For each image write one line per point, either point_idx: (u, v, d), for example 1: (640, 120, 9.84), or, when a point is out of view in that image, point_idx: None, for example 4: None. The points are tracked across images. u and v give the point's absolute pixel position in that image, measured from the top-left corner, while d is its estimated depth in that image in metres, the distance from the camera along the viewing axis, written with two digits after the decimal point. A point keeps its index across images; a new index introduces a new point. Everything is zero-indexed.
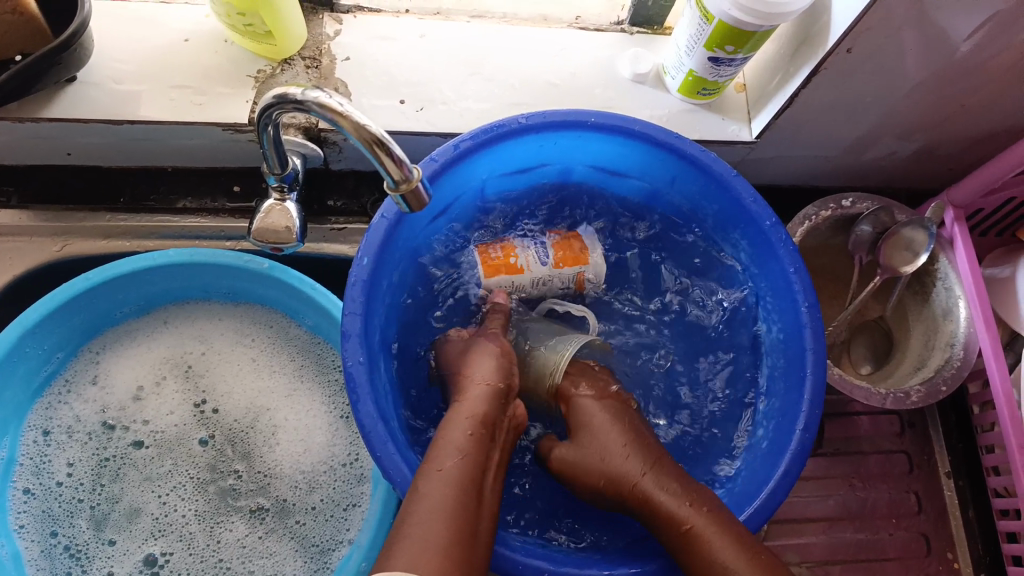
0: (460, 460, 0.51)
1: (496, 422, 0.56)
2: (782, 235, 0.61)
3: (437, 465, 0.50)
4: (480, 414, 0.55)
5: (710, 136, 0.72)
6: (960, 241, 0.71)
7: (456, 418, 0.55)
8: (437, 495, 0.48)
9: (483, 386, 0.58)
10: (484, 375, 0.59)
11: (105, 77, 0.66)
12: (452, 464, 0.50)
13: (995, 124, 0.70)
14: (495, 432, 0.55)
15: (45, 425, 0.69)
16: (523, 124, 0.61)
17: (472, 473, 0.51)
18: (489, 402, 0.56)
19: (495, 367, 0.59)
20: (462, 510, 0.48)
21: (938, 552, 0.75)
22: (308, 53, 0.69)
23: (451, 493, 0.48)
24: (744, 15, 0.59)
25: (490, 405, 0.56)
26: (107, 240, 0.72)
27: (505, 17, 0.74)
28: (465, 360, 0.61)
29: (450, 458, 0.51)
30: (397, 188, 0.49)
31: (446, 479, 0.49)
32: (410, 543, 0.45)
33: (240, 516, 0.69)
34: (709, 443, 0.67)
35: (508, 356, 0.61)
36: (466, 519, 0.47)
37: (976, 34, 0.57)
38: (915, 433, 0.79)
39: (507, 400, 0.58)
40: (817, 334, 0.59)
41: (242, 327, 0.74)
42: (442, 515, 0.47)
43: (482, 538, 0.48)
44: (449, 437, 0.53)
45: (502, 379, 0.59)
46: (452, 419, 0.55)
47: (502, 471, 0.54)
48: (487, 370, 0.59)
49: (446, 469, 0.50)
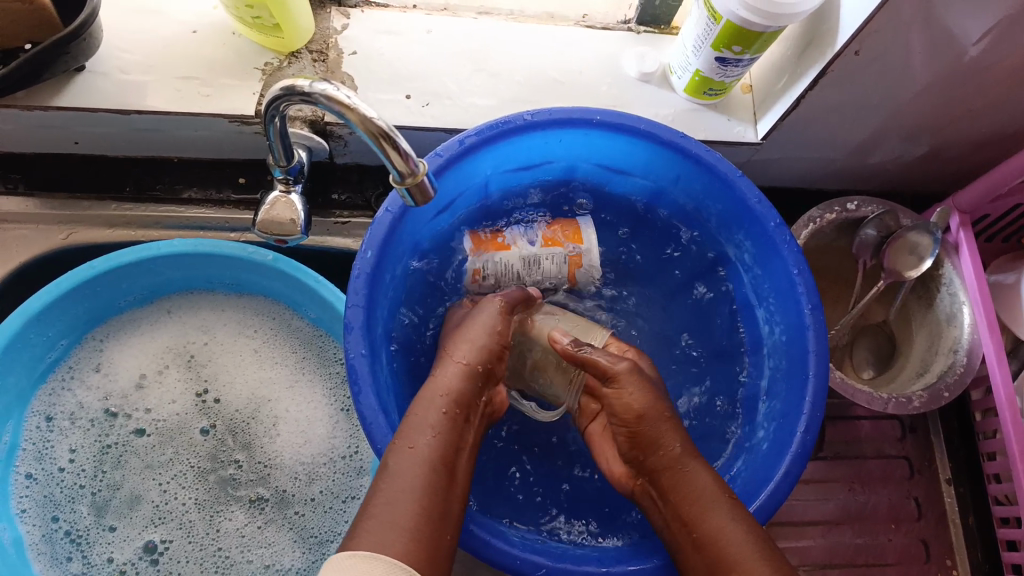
0: (432, 439, 0.51)
1: (470, 404, 0.56)
2: (786, 236, 0.61)
3: (408, 442, 0.50)
4: (455, 392, 0.55)
5: (715, 137, 0.72)
6: (965, 246, 0.70)
7: (429, 395, 0.55)
8: (408, 475, 0.48)
9: (459, 366, 0.57)
10: (465, 354, 0.58)
11: (112, 67, 0.66)
12: (424, 442, 0.50)
13: (1003, 128, 0.70)
14: (469, 413, 0.55)
15: (48, 411, 0.70)
16: (528, 121, 0.61)
17: (443, 451, 0.51)
18: (464, 381, 0.57)
19: (475, 350, 0.59)
20: (432, 490, 0.48)
21: (937, 558, 0.75)
22: (315, 47, 0.69)
23: (422, 472, 0.48)
24: (752, 15, 0.59)
25: (466, 385, 0.56)
26: (113, 229, 0.73)
27: (512, 14, 0.74)
28: (449, 341, 0.61)
29: (422, 436, 0.51)
30: (402, 182, 0.49)
31: (417, 458, 0.49)
32: (378, 523, 0.45)
33: (240, 505, 0.70)
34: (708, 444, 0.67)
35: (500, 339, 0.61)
36: (435, 502, 0.47)
37: (985, 37, 0.57)
38: (916, 439, 0.78)
39: (483, 383, 0.58)
40: (820, 336, 0.59)
41: (245, 318, 0.74)
42: (412, 495, 0.47)
43: (451, 519, 0.48)
44: (423, 415, 0.53)
45: (482, 362, 0.59)
46: (427, 397, 0.54)
47: (474, 452, 0.54)
48: (470, 346, 0.59)
49: (418, 448, 0.50)
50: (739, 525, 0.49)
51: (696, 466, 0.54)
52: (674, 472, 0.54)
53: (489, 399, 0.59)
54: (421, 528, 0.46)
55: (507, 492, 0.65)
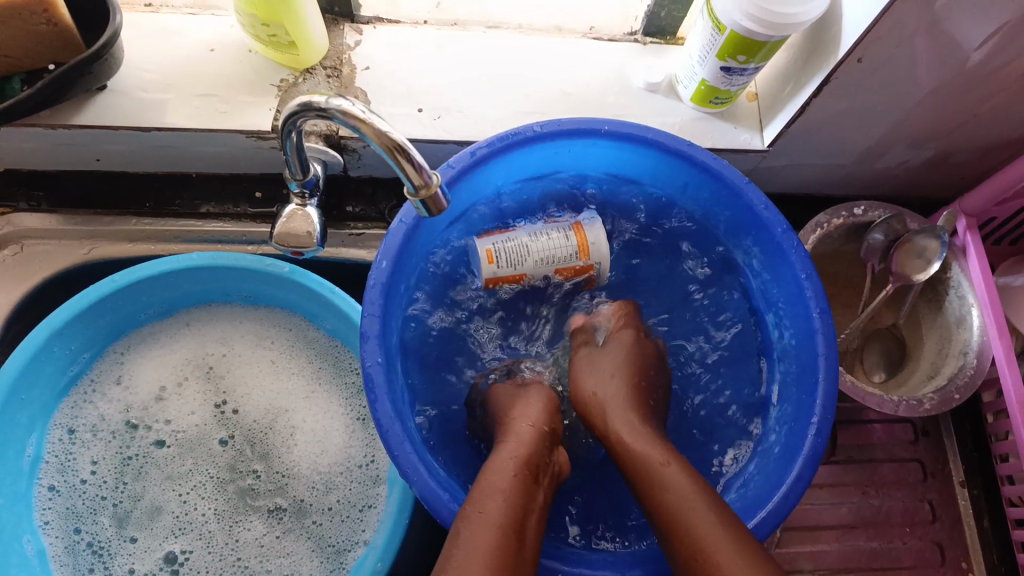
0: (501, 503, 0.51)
1: (537, 465, 0.56)
2: (794, 241, 0.62)
3: (478, 508, 0.51)
4: (523, 455, 0.56)
5: (722, 145, 0.73)
6: (972, 248, 0.71)
7: (500, 462, 0.55)
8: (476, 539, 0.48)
9: (530, 428, 0.59)
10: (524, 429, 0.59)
11: (133, 86, 0.68)
12: (493, 507, 0.51)
13: (1007, 132, 0.70)
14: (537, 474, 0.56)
15: (70, 424, 0.71)
16: (537, 132, 0.62)
17: (515, 517, 0.51)
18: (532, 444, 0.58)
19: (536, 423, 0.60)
20: (502, 552, 0.48)
21: (953, 560, 0.75)
22: (328, 63, 0.71)
23: (492, 536, 0.48)
24: (755, 25, 0.60)
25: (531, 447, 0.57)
26: (133, 243, 0.75)
27: (521, 28, 0.76)
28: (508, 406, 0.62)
29: (492, 501, 0.51)
30: (416, 194, 0.50)
31: (488, 524, 0.49)
32: None
33: (259, 515, 0.71)
34: (721, 448, 0.68)
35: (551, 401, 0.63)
36: (511, 547, 0.49)
37: (987, 42, 0.58)
38: (929, 442, 0.79)
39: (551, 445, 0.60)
40: (829, 340, 0.60)
41: (262, 329, 0.76)
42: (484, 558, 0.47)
43: None
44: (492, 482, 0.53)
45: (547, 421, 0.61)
46: (493, 465, 0.55)
47: (545, 513, 0.54)
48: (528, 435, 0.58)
49: (488, 511, 0.50)
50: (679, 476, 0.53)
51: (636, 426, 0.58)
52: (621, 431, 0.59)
53: (556, 461, 0.60)
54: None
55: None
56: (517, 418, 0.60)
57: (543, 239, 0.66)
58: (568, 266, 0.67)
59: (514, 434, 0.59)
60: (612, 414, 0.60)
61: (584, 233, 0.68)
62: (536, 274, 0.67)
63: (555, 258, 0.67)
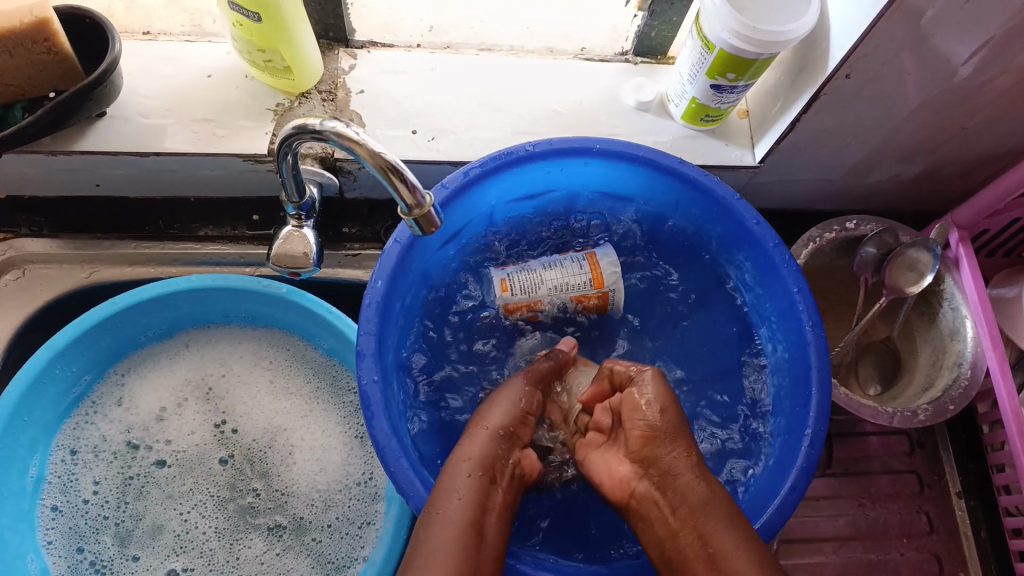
0: (460, 503, 0.52)
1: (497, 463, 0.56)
2: (785, 256, 0.62)
3: (437, 508, 0.52)
4: (478, 456, 0.56)
5: (714, 161, 0.74)
6: (965, 261, 0.71)
7: (458, 459, 0.56)
8: (439, 541, 0.50)
9: (486, 431, 0.58)
10: (495, 423, 0.59)
11: (131, 112, 0.69)
12: (451, 508, 0.52)
13: (996, 145, 0.71)
14: (495, 474, 0.56)
15: (72, 445, 0.72)
16: (530, 152, 0.63)
17: (473, 515, 0.52)
18: (488, 446, 0.57)
19: (504, 417, 0.59)
20: (464, 551, 0.50)
21: (951, 572, 0.75)
22: (323, 87, 0.72)
23: (453, 536, 0.50)
24: (744, 44, 0.61)
25: (489, 449, 0.57)
26: (133, 266, 0.77)
27: (513, 49, 0.77)
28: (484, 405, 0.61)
29: (450, 502, 0.52)
30: (410, 213, 0.51)
31: (449, 524, 0.51)
32: None
33: (259, 533, 0.71)
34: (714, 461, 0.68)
35: (529, 401, 0.62)
36: (472, 546, 0.50)
37: (974, 57, 0.59)
38: (925, 454, 0.79)
39: (511, 444, 0.59)
40: (821, 352, 0.60)
41: (261, 349, 0.76)
42: (445, 560, 0.48)
43: None
44: (451, 482, 0.54)
45: (510, 425, 0.59)
46: (452, 464, 0.56)
47: (507, 511, 0.55)
48: (492, 427, 0.59)
49: (448, 513, 0.51)
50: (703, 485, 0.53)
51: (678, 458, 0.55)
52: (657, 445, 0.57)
53: (517, 463, 0.58)
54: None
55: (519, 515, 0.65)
56: (476, 420, 0.60)
57: (556, 268, 0.69)
58: (580, 293, 0.69)
59: (472, 437, 0.58)
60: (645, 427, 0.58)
61: (598, 263, 0.69)
62: (550, 301, 0.69)
63: (570, 286, 0.68)
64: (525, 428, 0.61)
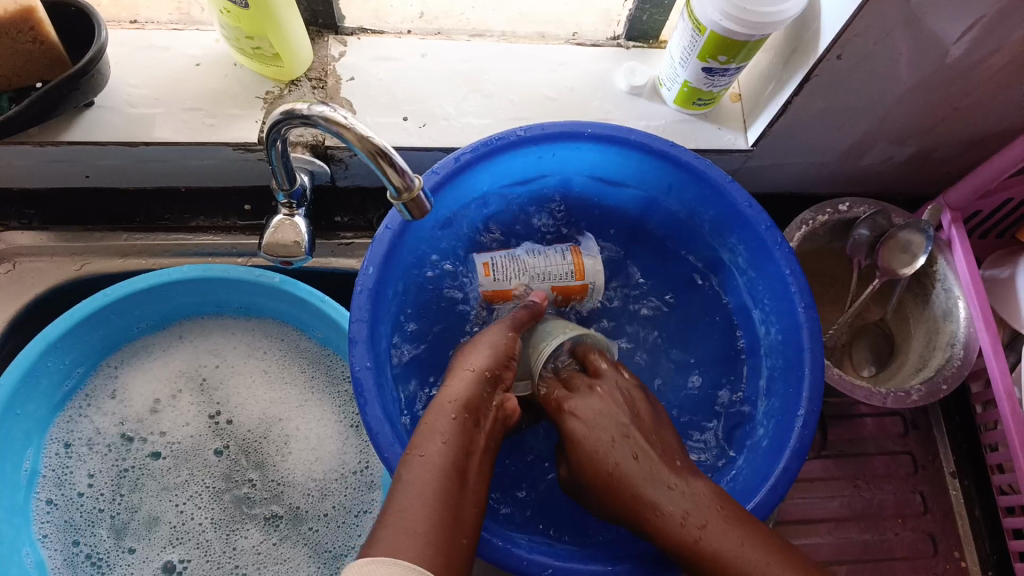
0: (442, 446, 0.50)
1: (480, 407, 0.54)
2: (778, 238, 0.62)
3: (419, 451, 0.49)
4: (462, 399, 0.54)
5: (707, 145, 0.74)
6: (958, 242, 0.71)
7: (439, 404, 0.53)
8: (418, 482, 0.47)
9: (469, 371, 0.56)
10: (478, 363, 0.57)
11: (119, 102, 0.69)
12: (433, 450, 0.49)
13: (988, 125, 0.71)
14: (479, 418, 0.53)
15: (66, 438, 0.72)
16: (521, 137, 0.63)
17: (456, 459, 0.49)
18: (472, 388, 0.55)
19: (487, 357, 0.58)
20: (445, 496, 0.46)
21: (945, 551, 0.75)
22: (313, 74, 0.72)
23: (434, 479, 0.47)
24: (735, 26, 0.61)
25: (473, 392, 0.55)
26: (124, 258, 0.76)
27: (504, 35, 0.76)
28: (461, 352, 0.60)
29: (433, 444, 0.50)
30: (399, 197, 0.51)
31: (431, 467, 0.48)
32: (390, 531, 0.44)
33: (255, 523, 0.71)
34: (709, 443, 0.68)
35: (508, 348, 0.60)
36: (457, 490, 0.47)
37: (966, 35, 0.59)
38: (919, 434, 0.79)
39: (494, 387, 0.57)
40: (815, 334, 0.60)
41: (254, 339, 0.76)
42: (426, 501, 0.46)
43: (464, 525, 0.46)
44: (432, 423, 0.52)
45: (494, 367, 0.57)
46: (434, 407, 0.53)
47: (490, 454, 0.53)
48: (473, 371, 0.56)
49: (429, 455, 0.49)
50: (686, 508, 0.50)
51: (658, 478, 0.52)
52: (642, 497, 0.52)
53: (500, 405, 0.56)
54: (435, 533, 0.44)
55: (515, 500, 0.65)
56: (458, 364, 0.58)
57: (541, 257, 0.69)
58: (563, 285, 0.69)
59: (457, 379, 0.56)
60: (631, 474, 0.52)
61: (580, 255, 0.70)
62: (525, 287, 0.68)
63: (551, 275, 0.69)
64: (508, 372, 0.59)
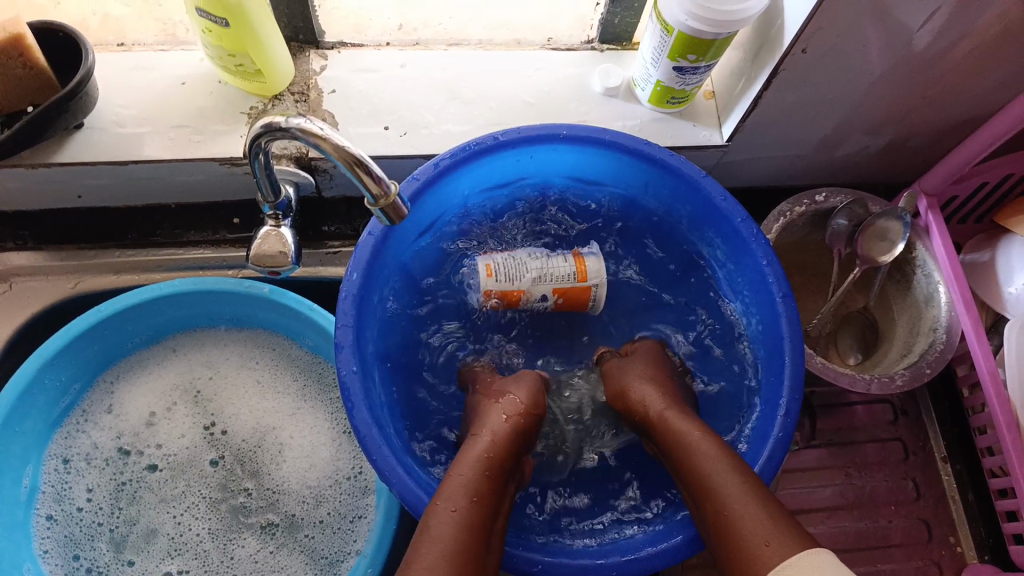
0: (473, 502, 0.51)
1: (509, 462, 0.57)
2: (753, 230, 0.63)
3: (449, 506, 0.51)
4: (493, 453, 0.56)
5: (683, 143, 0.75)
6: (935, 227, 0.72)
7: (468, 458, 0.56)
8: (444, 539, 0.49)
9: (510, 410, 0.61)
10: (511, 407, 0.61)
11: (108, 122, 0.70)
12: (465, 506, 0.51)
13: (961, 111, 0.72)
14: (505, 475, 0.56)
15: (65, 454, 0.73)
16: (498, 141, 0.64)
17: (483, 516, 0.51)
18: (506, 440, 0.58)
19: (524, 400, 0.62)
20: (473, 550, 0.49)
21: (940, 537, 0.75)
22: (296, 89, 0.74)
23: (460, 536, 0.49)
24: (701, 25, 0.62)
25: (505, 446, 0.57)
26: (118, 275, 0.78)
27: (481, 44, 0.78)
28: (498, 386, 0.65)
29: (463, 500, 0.51)
30: (376, 203, 0.53)
31: (458, 521, 0.50)
32: None
33: (252, 532, 0.72)
34: None
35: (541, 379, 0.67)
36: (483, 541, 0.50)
37: (929, 22, 0.60)
38: (908, 421, 0.80)
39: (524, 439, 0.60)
40: (793, 323, 0.61)
41: (247, 351, 0.77)
42: (451, 558, 0.47)
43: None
44: (461, 477, 0.53)
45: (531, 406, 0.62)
46: (461, 460, 0.56)
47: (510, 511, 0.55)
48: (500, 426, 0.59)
49: (459, 511, 0.51)
50: (694, 425, 0.57)
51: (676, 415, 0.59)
52: (666, 429, 0.58)
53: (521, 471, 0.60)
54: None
55: None
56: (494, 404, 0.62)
57: (541, 259, 0.70)
58: (565, 287, 0.69)
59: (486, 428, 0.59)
60: (656, 411, 0.60)
61: (583, 258, 0.70)
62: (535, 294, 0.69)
63: (552, 276, 0.69)
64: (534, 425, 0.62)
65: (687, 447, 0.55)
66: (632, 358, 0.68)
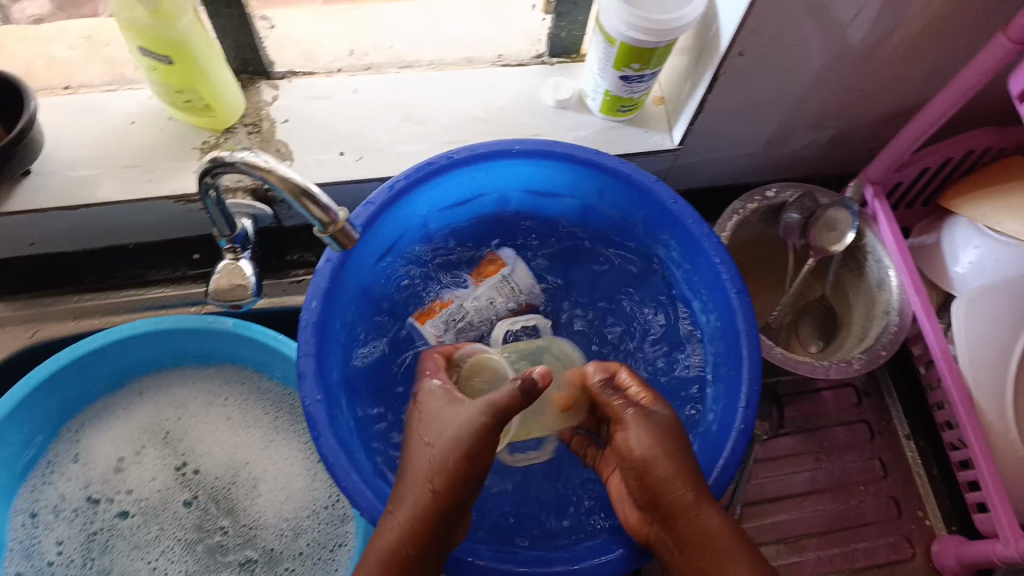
0: None
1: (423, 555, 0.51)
2: (705, 230, 0.65)
3: None
4: (394, 550, 0.50)
5: (635, 149, 0.76)
6: (881, 215, 0.75)
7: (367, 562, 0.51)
8: None
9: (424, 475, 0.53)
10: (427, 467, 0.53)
11: (58, 166, 0.70)
12: None
13: (899, 99, 0.75)
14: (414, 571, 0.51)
15: (31, 508, 0.70)
16: (451, 160, 0.65)
17: None
18: (409, 532, 0.51)
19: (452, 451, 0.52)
20: None
21: (909, 511, 0.79)
22: (248, 120, 0.74)
23: None
24: (640, 34, 0.64)
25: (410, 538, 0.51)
26: (77, 320, 0.77)
27: (432, 64, 0.79)
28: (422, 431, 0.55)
29: None
30: (325, 230, 0.55)
31: None
32: None
33: (230, 571, 0.71)
34: None
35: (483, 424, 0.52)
36: None
37: (856, 19, 0.62)
38: (872, 403, 0.83)
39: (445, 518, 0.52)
40: (748, 317, 0.62)
41: (214, 387, 0.76)
42: None
43: None
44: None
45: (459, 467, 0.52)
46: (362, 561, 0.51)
47: None
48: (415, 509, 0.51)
49: None
50: (720, 518, 0.52)
51: (689, 488, 0.53)
52: (685, 520, 0.52)
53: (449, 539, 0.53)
54: None
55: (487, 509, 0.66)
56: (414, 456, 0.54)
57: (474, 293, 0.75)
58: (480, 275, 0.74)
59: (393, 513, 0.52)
60: (673, 491, 0.53)
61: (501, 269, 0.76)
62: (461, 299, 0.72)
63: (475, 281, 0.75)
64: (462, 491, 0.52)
65: (715, 546, 0.51)
66: (656, 424, 0.56)
